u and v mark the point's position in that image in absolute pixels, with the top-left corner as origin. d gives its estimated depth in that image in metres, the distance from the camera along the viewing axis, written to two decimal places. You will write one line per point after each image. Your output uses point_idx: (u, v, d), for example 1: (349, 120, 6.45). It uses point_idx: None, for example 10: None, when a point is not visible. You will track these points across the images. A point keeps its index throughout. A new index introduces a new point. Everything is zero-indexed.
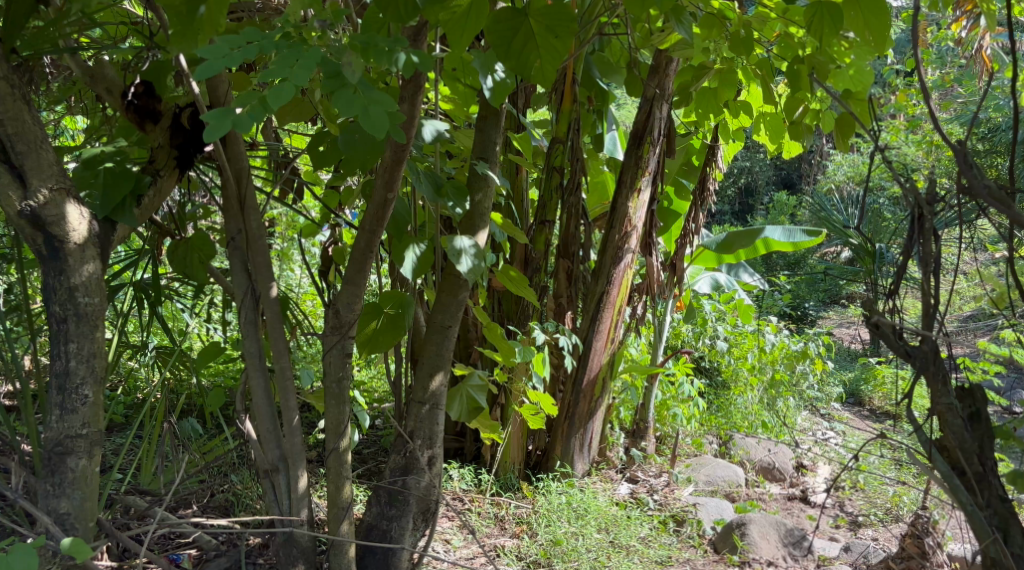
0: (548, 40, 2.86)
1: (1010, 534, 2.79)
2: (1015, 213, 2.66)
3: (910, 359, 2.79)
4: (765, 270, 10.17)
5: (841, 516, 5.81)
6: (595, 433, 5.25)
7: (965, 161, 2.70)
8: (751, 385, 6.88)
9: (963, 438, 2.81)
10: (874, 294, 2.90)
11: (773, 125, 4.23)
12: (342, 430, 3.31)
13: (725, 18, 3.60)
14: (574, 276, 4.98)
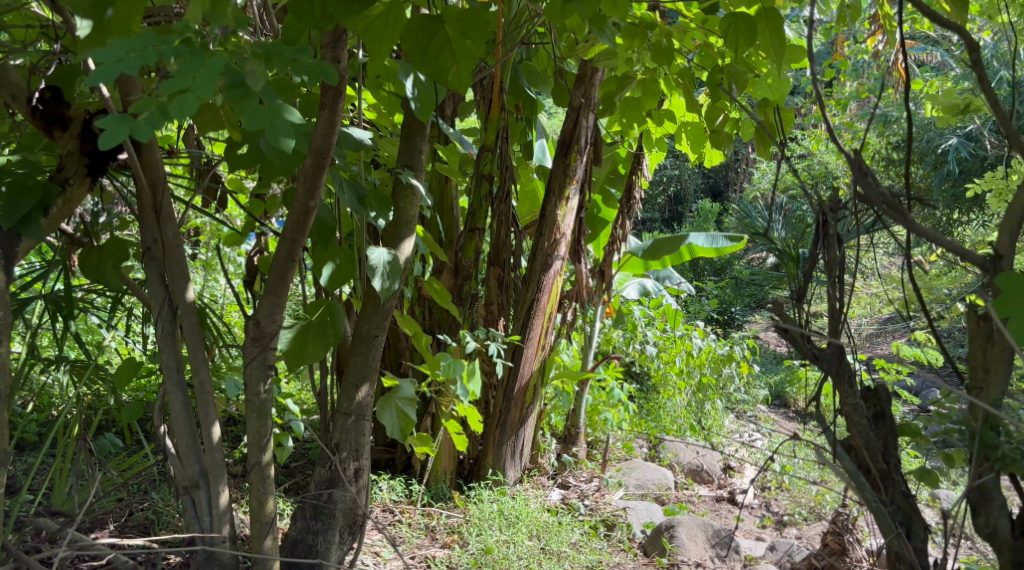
0: (461, 43, 2.81)
1: (912, 530, 2.78)
2: (908, 221, 2.67)
3: (817, 362, 2.76)
4: (692, 276, 10.29)
5: (767, 516, 5.89)
6: (527, 440, 5.23)
7: (861, 170, 2.73)
8: (680, 390, 6.98)
9: (868, 437, 2.79)
10: (796, 300, 2.93)
11: (695, 134, 4.26)
12: (264, 444, 3.24)
13: (646, 29, 3.60)
14: (505, 283, 4.98)
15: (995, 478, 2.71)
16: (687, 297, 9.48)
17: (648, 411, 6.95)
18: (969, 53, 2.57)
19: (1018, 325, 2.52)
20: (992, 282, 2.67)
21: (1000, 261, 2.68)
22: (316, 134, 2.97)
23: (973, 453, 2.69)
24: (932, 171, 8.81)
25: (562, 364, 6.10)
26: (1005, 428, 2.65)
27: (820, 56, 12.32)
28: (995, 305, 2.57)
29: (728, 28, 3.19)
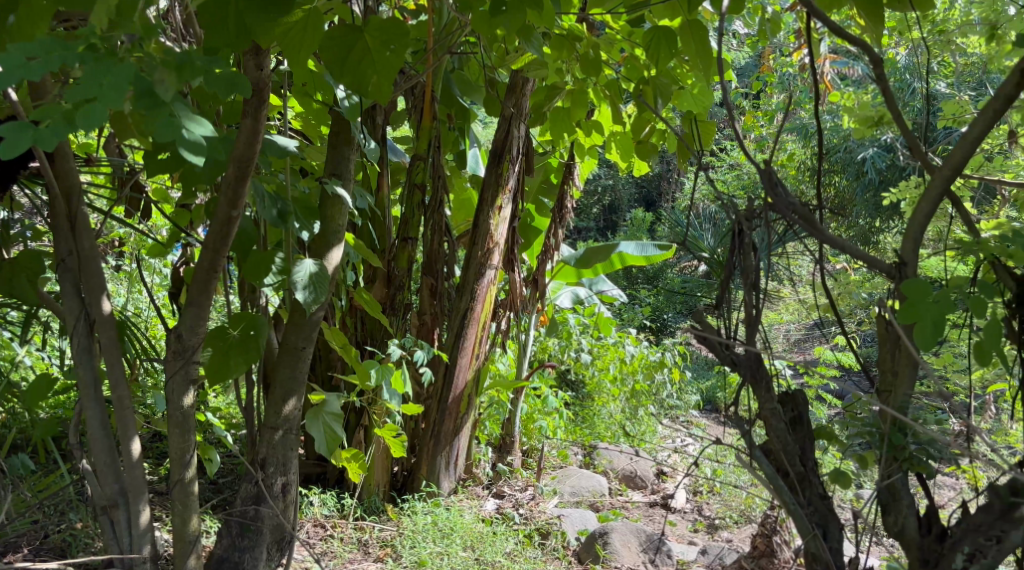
0: (382, 54, 2.78)
1: (829, 531, 2.79)
2: (819, 231, 2.70)
3: (735, 367, 2.79)
4: (625, 284, 10.34)
5: (699, 520, 5.93)
6: (461, 451, 5.20)
7: (771, 181, 2.75)
8: (614, 397, 7.05)
9: (786, 441, 2.80)
10: (725, 308, 2.94)
11: (623, 144, 4.27)
12: (187, 461, 3.19)
13: (574, 40, 3.64)
14: (438, 292, 4.99)
15: (905, 477, 2.75)
16: (620, 305, 9.53)
17: (582, 418, 6.98)
18: (871, 67, 2.75)
19: (921, 332, 2.56)
20: (896, 289, 2.75)
21: (904, 267, 2.75)
22: (239, 142, 2.91)
23: (884, 453, 2.72)
24: (854, 180, 9.00)
25: (496, 373, 6.08)
26: (913, 430, 2.69)
27: (746, 69, 12.53)
28: (901, 312, 2.60)
29: (652, 40, 3.20)
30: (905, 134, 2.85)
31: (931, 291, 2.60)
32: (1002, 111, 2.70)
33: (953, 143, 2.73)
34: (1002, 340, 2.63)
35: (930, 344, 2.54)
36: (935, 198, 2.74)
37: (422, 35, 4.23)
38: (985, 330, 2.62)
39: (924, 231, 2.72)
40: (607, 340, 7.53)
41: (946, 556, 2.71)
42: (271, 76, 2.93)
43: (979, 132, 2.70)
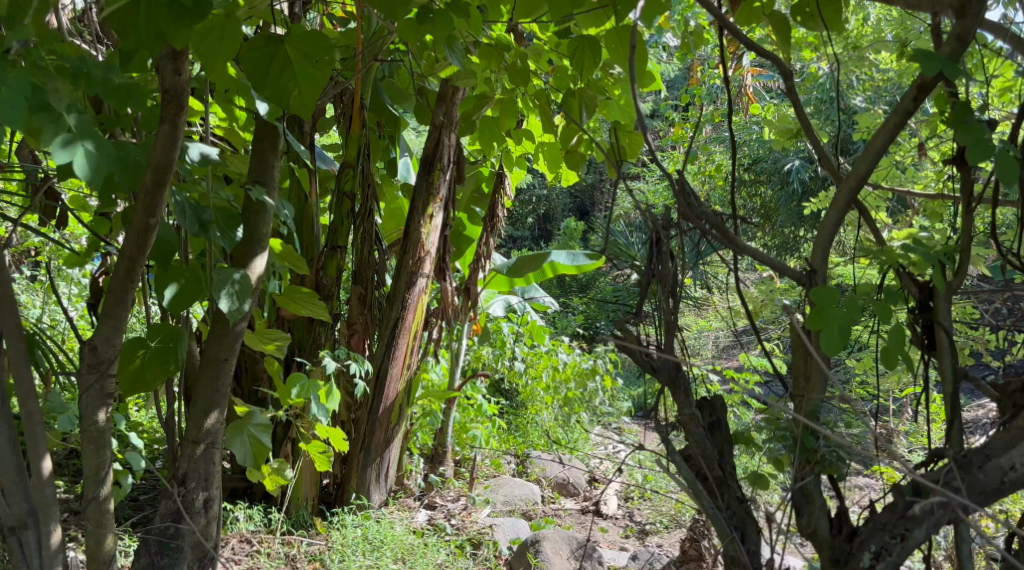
0: (305, 67, 2.74)
1: (746, 533, 2.79)
2: (727, 234, 2.70)
3: (655, 373, 2.78)
4: (561, 293, 10.39)
5: (630, 525, 5.97)
6: (392, 462, 5.16)
7: (685, 191, 2.75)
8: (547, 404, 7.07)
9: (705, 446, 2.78)
10: (648, 316, 2.94)
11: (551, 154, 4.28)
12: (102, 477, 3.06)
13: (503, 50, 3.61)
14: (368, 300, 4.94)
15: (817, 480, 2.73)
16: (554, 313, 9.57)
17: (516, 426, 6.98)
18: (783, 82, 2.77)
19: (828, 338, 2.58)
20: (806, 296, 2.74)
21: (815, 275, 2.74)
22: (156, 148, 2.78)
23: (795, 456, 2.73)
24: (781, 190, 9.15)
25: (428, 384, 6.06)
26: (824, 434, 2.70)
27: (676, 82, 12.66)
28: (808, 317, 2.62)
29: (577, 47, 3.19)
30: (816, 145, 2.89)
31: (837, 299, 2.61)
32: (905, 123, 2.71)
33: (858, 156, 2.75)
34: (907, 346, 2.61)
35: (834, 351, 2.56)
36: (842, 208, 2.75)
37: (350, 42, 4.20)
38: (891, 336, 2.60)
39: (834, 239, 2.72)
40: (539, 348, 7.54)
41: (855, 555, 2.64)
42: (189, 80, 2.79)
43: (883, 143, 2.71)
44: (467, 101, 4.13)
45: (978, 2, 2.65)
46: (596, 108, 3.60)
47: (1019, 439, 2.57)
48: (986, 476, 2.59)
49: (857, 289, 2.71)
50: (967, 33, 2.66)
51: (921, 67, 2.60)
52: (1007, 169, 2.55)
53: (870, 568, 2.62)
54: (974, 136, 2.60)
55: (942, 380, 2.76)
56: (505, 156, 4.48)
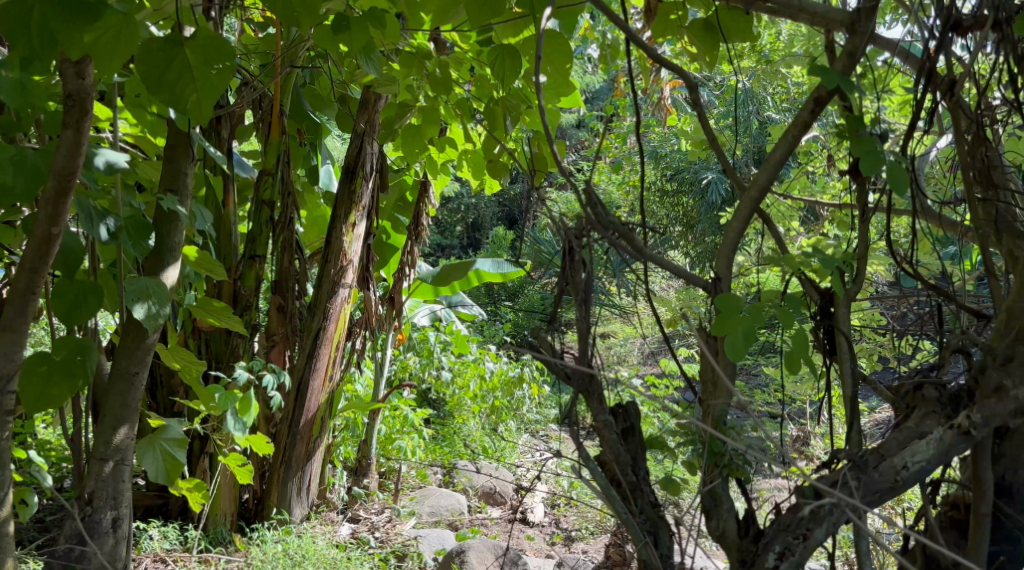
0: (205, 72, 2.60)
1: (660, 538, 2.81)
2: (636, 245, 2.72)
3: (568, 381, 2.78)
4: (488, 301, 10.37)
5: (557, 533, 6.00)
6: (314, 476, 5.11)
7: (593, 198, 2.76)
8: (473, 414, 7.07)
9: (618, 451, 2.80)
10: (561, 325, 2.96)
11: (475, 162, 4.27)
12: (3, 498, 2.93)
13: (423, 58, 3.60)
14: (287, 311, 4.87)
15: (726, 483, 2.76)
16: (482, 321, 9.56)
17: (443, 436, 6.96)
18: (692, 94, 2.80)
19: (733, 344, 2.61)
20: (711, 303, 2.75)
21: (720, 282, 2.76)
22: (58, 154, 2.74)
23: (704, 459, 2.75)
24: (704, 199, 9.26)
25: (352, 395, 6.01)
26: (732, 439, 2.73)
27: (601, 93, 12.73)
28: (715, 323, 2.65)
29: (498, 56, 3.19)
30: (720, 157, 2.87)
31: (742, 306, 2.65)
32: (801, 136, 2.73)
33: (759, 168, 2.77)
34: (809, 350, 2.64)
35: (739, 356, 2.59)
36: (745, 217, 2.76)
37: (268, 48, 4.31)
38: (793, 340, 2.64)
39: (737, 247, 2.74)
40: (466, 357, 7.57)
41: (760, 556, 2.64)
42: (93, 83, 2.73)
43: (781, 156, 2.73)
44: (389, 107, 4.11)
45: (867, 20, 2.70)
46: (518, 118, 3.60)
47: (912, 439, 2.66)
48: (881, 474, 2.61)
49: (762, 295, 2.74)
50: (859, 50, 2.69)
51: (818, 82, 2.63)
52: (898, 181, 2.60)
53: (775, 568, 2.62)
54: (866, 148, 2.64)
55: (841, 382, 2.80)
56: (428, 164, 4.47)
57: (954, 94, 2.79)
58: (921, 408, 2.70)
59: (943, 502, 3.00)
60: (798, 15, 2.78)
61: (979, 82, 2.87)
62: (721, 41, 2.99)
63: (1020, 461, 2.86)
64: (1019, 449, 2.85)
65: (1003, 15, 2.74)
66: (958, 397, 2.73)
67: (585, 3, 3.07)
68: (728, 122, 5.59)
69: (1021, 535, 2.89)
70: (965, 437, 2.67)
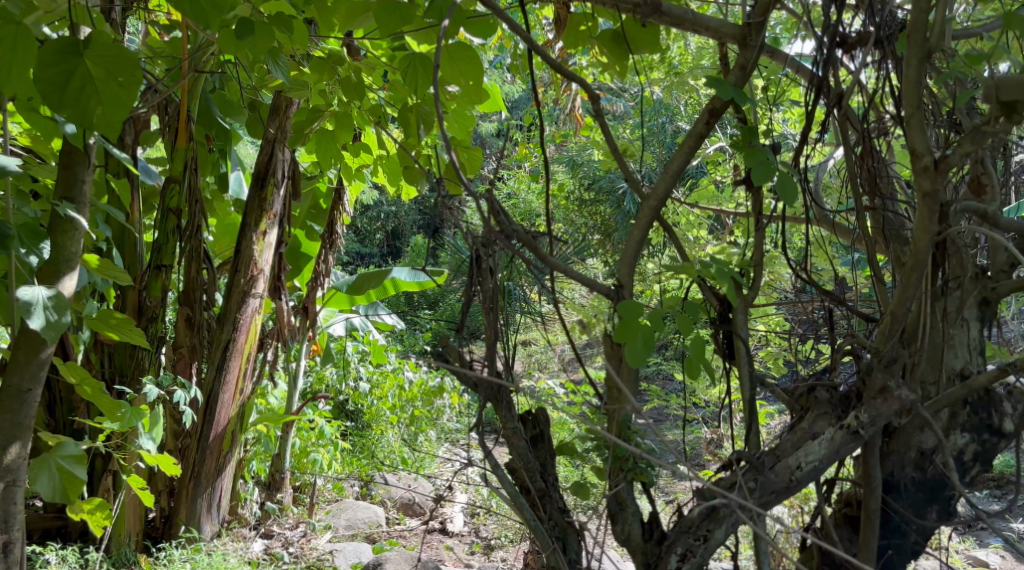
0: (108, 84, 2.57)
1: (568, 543, 2.84)
2: (541, 253, 2.75)
3: (476, 389, 2.79)
4: (409, 309, 10.27)
5: (476, 541, 5.99)
6: (224, 491, 5.03)
7: (495, 208, 2.77)
8: (392, 425, 7.03)
9: (527, 458, 2.82)
10: (469, 336, 2.96)
11: (390, 168, 4.23)
12: None
13: (335, 64, 3.65)
14: (195, 323, 4.75)
15: (630, 486, 2.81)
16: (401, 331, 9.46)
17: (361, 448, 6.92)
18: (593, 105, 2.84)
19: (633, 351, 2.65)
20: (614, 310, 2.78)
21: (622, 290, 2.80)
22: None
23: (608, 463, 2.78)
24: None
25: (264, 408, 5.92)
26: (635, 443, 2.76)
27: (520, 101, 12.70)
28: (617, 329, 2.68)
29: (408, 66, 3.19)
30: (622, 167, 2.91)
31: (642, 312, 2.68)
32: (697, 146, 2.78)
33: (658, 176, 2.81)
34: (706, 355, 2.70)
35: (640, 362, 2.63)
36: (645, 226, 2.81)
37: (174, 52, 4.29)
38: (692, 346, 2.69)
39: (639, 254, 2.78)
40: (385, 367, 7.58)
41: (663, 557, 2.75)
42: None
43: (679, 165, 2.78)
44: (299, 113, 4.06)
45: (757, 34, 2.77)
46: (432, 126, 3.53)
47: (805, 440, 2.78)
48: (777, 475, 2.76)
49: (663, 301, 2.78)
50: (750, 63, 2.77)
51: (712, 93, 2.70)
52: (786, 192, 2.67)
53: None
54: (757, 160, 2.69)
55: (740, 386, 2.86)
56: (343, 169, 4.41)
57: (841, 106, 2.86)
58: (814, 410, 2.81)
59: (836, 499, 3.09)
60: (690, 27, 2.82)
61: (866, 93, 2.95)
62: (625, 51, 3.01)
63: (907, 458, 2.98)
64: (905, 447, 2.98)
65: (884, 32, 2.85)
66: (848, 398, 2.82)
67: (493, 13, 3.08)
68: (642, 133, 5.63)
69: (908, 529, 3.01)
70: (854, 437, 2.77)
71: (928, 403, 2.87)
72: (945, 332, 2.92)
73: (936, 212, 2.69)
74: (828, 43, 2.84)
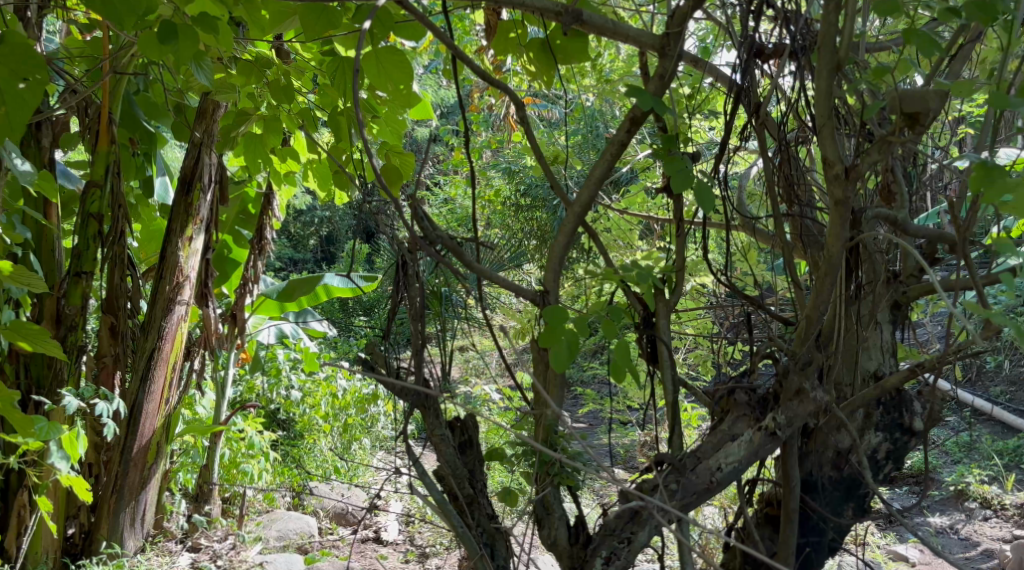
0: (14, 86, 2.68)
1: (495, 550, 2.85)
2: (465, 260, 2.75)
3: (403, 396, 2.80)
4: (345, 315, 10.18)
5: (411, 550, 5.96)
6: (148, 505, 4.94)
7: (419, 213, 2.79)
8: (325, 434, 6.96)
9: (455, 465, 2.82)
10: (396, 345, 2.96)
11: (320, 172, 4.20)
12: None
13: (262, 66, 3.62)
14: (118, 332, 4.67)
15: (556, 490, 2.83)
16: (336, 337, 9.36)
17: (292, 457, 6.86)
18: (519, 113, 2.86)
19: (558, 354, 2.67)
20: (539, 315, 2.80)
21: (548, 295, 2.81)
22: None
23: (534, 468, 2.80)
24: None
25: (191, 419, 5.83)
26: (563, 448, 2.77)
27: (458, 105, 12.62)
28: (541, 334, 2.69)
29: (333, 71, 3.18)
30: (547, 173, 2.93)
31: (567, 316, 2.69)
32: (619, 154, 2.81)
33: (580, 184, 2.83)
34: (631, 358, 2.72)
35: (563, 366, 2.65)
36: (569, 233, 2.83)
37: (95, 50, 4.19)
38: (616, 350, 2.71)
39: (563, 260, 2.81)
40: (318, 375, 7.51)
41: (588, 560, 2.78)
42: None
43: (602, 173, 2.81)
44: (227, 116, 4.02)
45: (676, 44, 2.81)
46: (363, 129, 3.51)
47: (725, 441, 2.83)
48: (698, 476, 2.80)
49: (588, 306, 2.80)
50: (668, 73, 2.80)
51: (632, 102, 2.73)
52: (704, 200, 2.71)
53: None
54: (676, 167, 2.73)
55: (663, 388, 2.89)
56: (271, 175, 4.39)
57: (759, 114, 2.91)
58: (732, 412, 2.85)
59: (758, 499, 3.13)
60: (612, 36, 2.86)
61: (783, 101, 3.01)
62: (552, 62, 3.03)
63: (825, 457, 3.04)
64: (824, 446, 3.03)
65: (802, 43, 2.90)
66: (766, 399, 2.87)
67: (422, 18, 3.08)
68: (577, 139, 5.65)
69: (825, 527, 3.07)
70: (771, 437, 2.83)
71: (844, 403, 2.93)
72: (859, 334, 2.98)
73: (847, 220, 2.74)
74: (745, 53, 2.89)
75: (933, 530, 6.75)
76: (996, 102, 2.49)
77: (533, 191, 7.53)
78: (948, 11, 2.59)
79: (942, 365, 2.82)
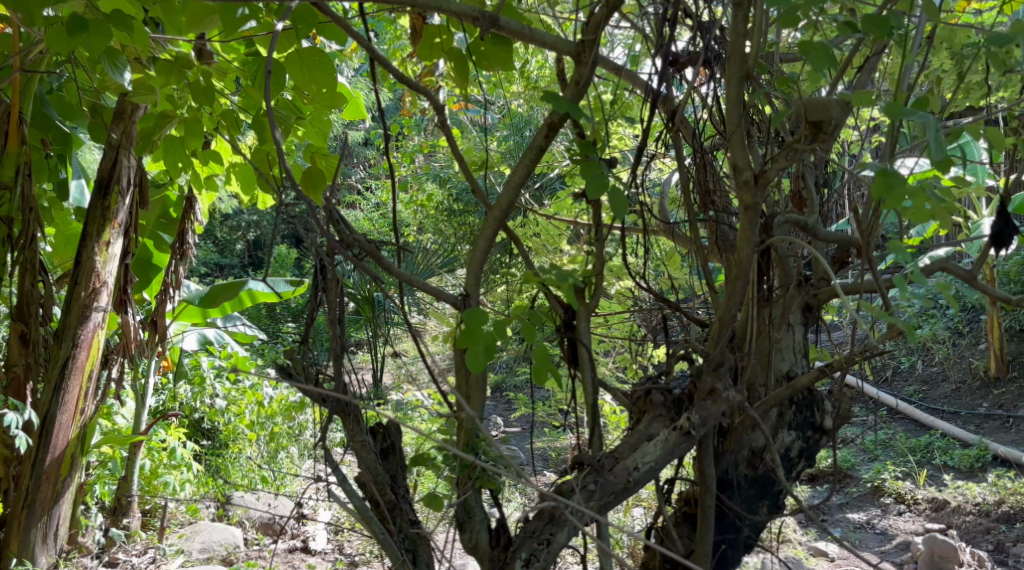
0: None
1: (417, 555, 2.84)
2: (383, 263, 2.75)
3: (323, 402, 2.79)
4: (273, 322, 10.08)
5: (338, 560, 5.91)
6: (63, 520, 4.60)
7: (333, 215, 2.82)
8: (250, 442, 6.88)
9: (376, 470, 2.81)
10: (316, 350, 2.94)
11: (243, 175, 4.15)
12: None
13: (183, 67, 3.47)
14: (30, 339, 4.46)
15: (477, 494, 2.84)
16: (264, 344, 9.27)
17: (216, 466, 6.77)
18: (440, 117, 2.87)
19: (474, 357, 2.67)
20: (460, 318, 2.81)
21: (468, 299, 2.82)
22: None
23: (455, 470, 2.80)
24: None
25: (108, 428, 5.72)
26: (483, 450, 2.79)
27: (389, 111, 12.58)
28: (460, 336, 2.69)
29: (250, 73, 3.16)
30: (468, 177, 2.94)
31: (486, 319, 2.71)
32: (537, 160, 2.83)
33: (501, 187, 2.84)
34: (552, 360, 2.74)
35: (480, 368, 2.65)
36: (490, 236, 2.85)
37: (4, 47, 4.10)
38: (536, 353, 2.72)
39: (483, 264, 2.82)
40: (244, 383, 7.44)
41: (509, 561, 2.80)
42: None
43: (521, 176, 2.82)
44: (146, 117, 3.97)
45: (590, 51, 2.83)
46: (286, 132, 3.48)
47: (641, 441, 2.88)
48: (615, 476, 2.83)
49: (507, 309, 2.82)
50: (583, 79, 2.83)
51: (548, 107, 2.75)
52: (619, 205, 2.73)
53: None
54: (593, 172, 2.75)
55: (583, 391, 2.92)
56: (191, 178, 4.35)
57: (674, 120, 2.95)
58: (648, 413, 2.90)
59: (676, 499, 3.17)
60: (527, 42, 2.88)
61: (697, 108, 3.06)
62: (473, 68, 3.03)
63: (740, 457, 3.09)
64: (738, 446, 3.08)
65: (713, 51, 2.95)
66: (680, 400, 2.92)
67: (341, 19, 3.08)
68: (504, 146, 5.66)
69: (741, 525, 3.12)
70: (687, 437, 2.86)
71: (757, 404, 2.98)
72: (771, 336, 3.04)
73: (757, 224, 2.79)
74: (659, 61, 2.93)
75: (852, 528, 6.88)
76: (890, 111, 2.55)
77: (462, 196, 7.51)
78: (847, 24, 2.64)
79: (850, 364, 2.89)
